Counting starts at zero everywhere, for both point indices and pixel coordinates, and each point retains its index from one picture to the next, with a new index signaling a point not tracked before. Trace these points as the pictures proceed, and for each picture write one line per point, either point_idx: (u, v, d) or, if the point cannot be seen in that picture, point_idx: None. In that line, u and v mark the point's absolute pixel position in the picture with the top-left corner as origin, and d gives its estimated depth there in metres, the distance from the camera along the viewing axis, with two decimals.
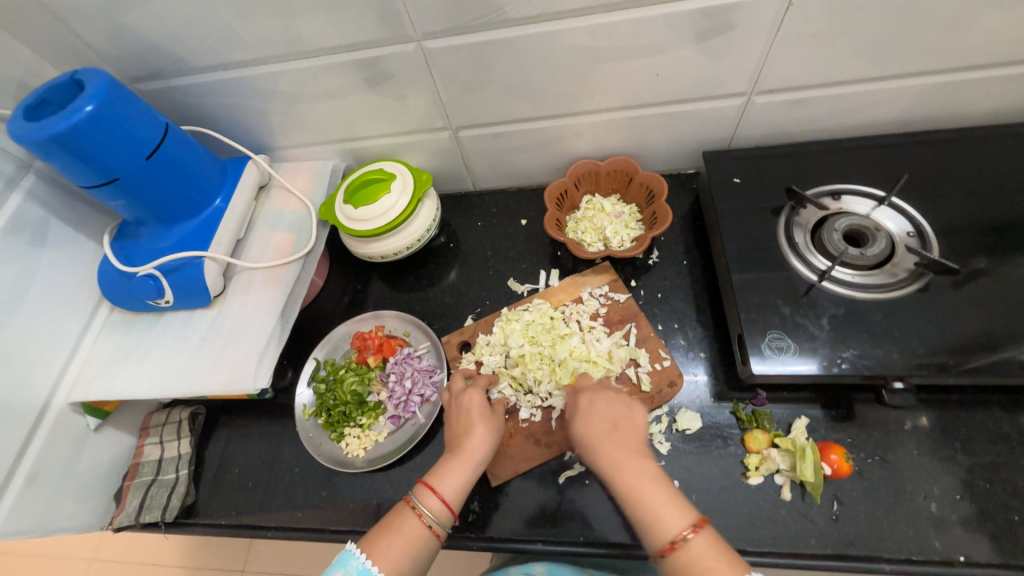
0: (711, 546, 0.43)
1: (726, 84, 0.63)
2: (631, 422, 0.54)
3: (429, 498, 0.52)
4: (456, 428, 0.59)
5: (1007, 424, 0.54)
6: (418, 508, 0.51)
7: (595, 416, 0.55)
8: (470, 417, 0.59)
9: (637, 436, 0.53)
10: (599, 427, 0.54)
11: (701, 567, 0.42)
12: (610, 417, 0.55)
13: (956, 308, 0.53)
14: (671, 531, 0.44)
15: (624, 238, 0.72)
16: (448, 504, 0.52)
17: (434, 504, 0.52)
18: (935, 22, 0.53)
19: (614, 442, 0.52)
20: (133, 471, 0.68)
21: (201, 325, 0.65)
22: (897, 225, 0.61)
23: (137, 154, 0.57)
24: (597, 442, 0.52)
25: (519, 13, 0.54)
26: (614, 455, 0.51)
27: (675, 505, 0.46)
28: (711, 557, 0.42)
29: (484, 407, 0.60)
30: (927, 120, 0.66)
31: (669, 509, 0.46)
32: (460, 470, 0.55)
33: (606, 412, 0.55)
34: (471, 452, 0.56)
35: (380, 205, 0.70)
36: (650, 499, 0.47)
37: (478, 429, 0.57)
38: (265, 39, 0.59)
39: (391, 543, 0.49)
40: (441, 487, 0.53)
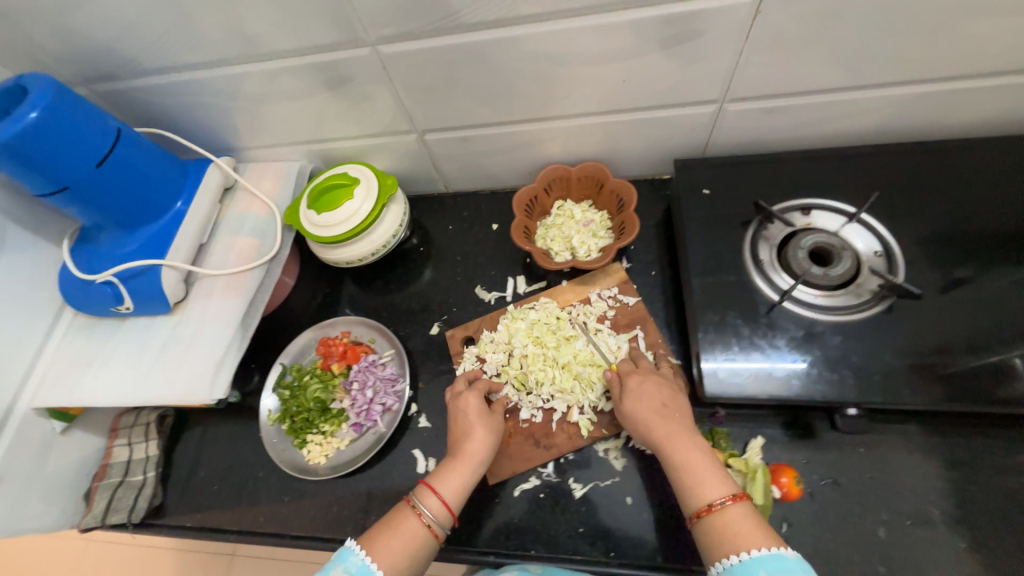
0: (748, 516, 0.45)
1: (696, 92, 0.60)
2: (678, 403, 0.56)
3: (429, 499, 0.53)
4: (454, 431, 0.59)
5: (960, 449, 0.53)
6: (418, 507, 0.52)
7: (645, 398, 0.56)
8: (468, 420, 0.59)
9: (687, 418, 0.55)
10: (652, 406, 0.55)
11: (733, 532, 0.44)
12: (662, 398, 0.56)
13: (915, 332, 0.52)
14: (709, 497, 0.47)
15: (591, 247, 0.71)
16: (448, 506, 0.53)
17: (434, 504, 0.53)
18: (913, 31, 0.50)
19: (665, 418, 0.54)
20: (101, 472, 0.70)
21: (161, 332, 0.65)
22: (865, 244, 0.59)
23: (86, 161, 0.56)
24: (648, 418, 0.54)
25: (475, 17, 0.52)
26: (663, 430, 0.53)
27: (716, 477, 0.48)
28: (745, 526, 0.45)
29: (483, 410, 0.60)
30: (907, 130, 0.63)
31: (710, 480, 0.48)
32: (461, 470, 0.55)
33: (656, 394, 0.56)
34: (471, 454, 0.56)
35: (343, 210, 0.69)
36: (693, 471, 0.49)
37: (476, 432, 0.58)
38: (216, 42, 0.57)
39: (392, 539, 0.50)
40: (442, 489, 0.54)
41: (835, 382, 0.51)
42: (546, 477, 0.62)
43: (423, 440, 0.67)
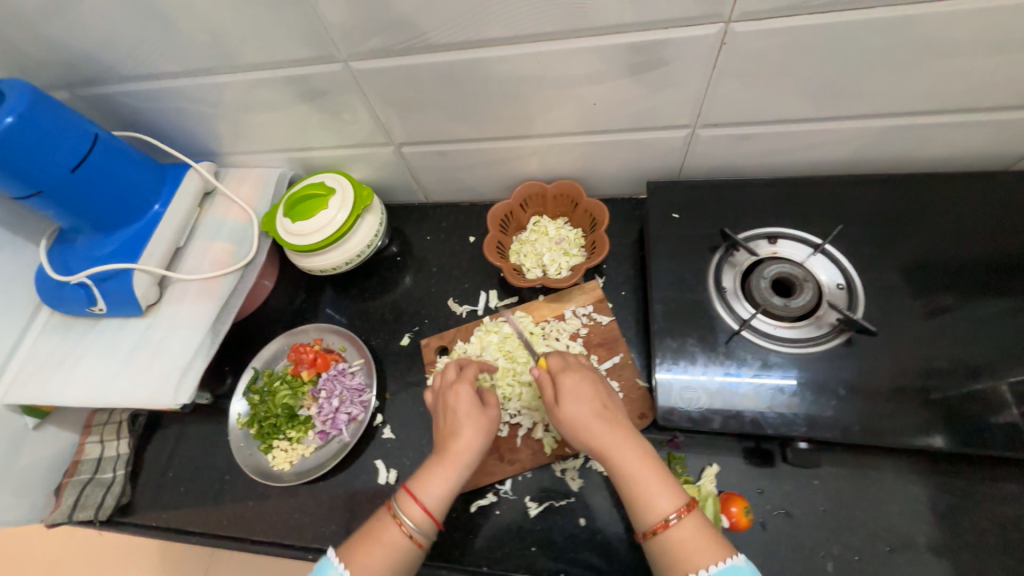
0: (699, 527, 0.45)
1: (668, 117, 0.60)
2: (614, 405, 0.54)
3: (409, 508, 0.50)
4: (441, 428, 0.55)
5: (914, 485, 0.53)
6: (399, 517, 0.49)
7: (584, 400, 0.53)
8: (456, 417, 0.55)
9: (625, 419, 0.53)
10: (592, 408, 0.52)
11: (686, 548, 0.44)
12: (600, 398, 0.53)
13: (871, 368, 0.52)
14: (660, 512, 0.46)
15: (562, 265, 0.71)
16: (431, 512, 0.50)
17: (416, 513, 0.49)
18: (880, 66, 0.50)
19: (607, 423, 0.51)
20: (72, 469, 0.71)
21: (133, 334, 0.66)
22: (829, 276, 0.59)
23: (62, 166, 0.57)
24: (589, 422, 0.51)
25: (444, 38, 0.52)
26: (607, 437, 0.50)
27: (665, 487, 0.47)
28: (698, 540, 0.44)
29: (473, 404, 0.56)
30: (880, 161, 0.63)
31: (659, 493, 0.46)
32: (445, 473, 0.52)
33: (592, 394, 0.54)
34: (457, 455, 0.52)
35: (317, 220, 0.69)
36: (641, 483, 0.47)
37: (464, 430, 0.54)
38: (192, 53, 0.58)
39: (374, 552, 0.47)
40: (423, 495, 0.50)
41: (789, 416, 0.51)
42: (503, 493, 0.62)
43: (387, 450, 0.67)
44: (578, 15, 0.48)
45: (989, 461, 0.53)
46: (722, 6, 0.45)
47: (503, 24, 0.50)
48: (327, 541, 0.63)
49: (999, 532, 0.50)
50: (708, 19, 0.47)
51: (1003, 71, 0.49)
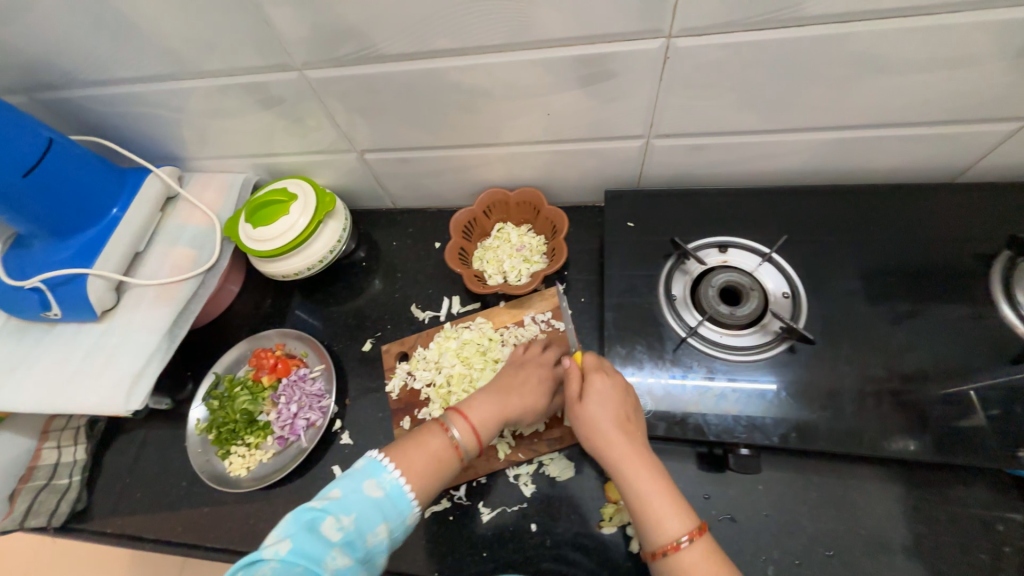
0: (709, 554, 0.42)
1: (620, 128, 0.61)
2: (636, 415, 0.51)
3: (461, 422, 0.52)
4: (507, 373, 0.59)
5: (854, 491, 0.54)
6: (449, 428, 0.51)
7: (609, 404, 0.50)
8: (520, 369, 0.59)
9: (642, 432, 0.50)
10: (615, 416, 0.50)
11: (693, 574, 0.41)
12: (623, 407, 0.51)
13: (811, 375, 0.54)
14: (670, 530, 0.43)
15: (522, 272, 0.72)
16: (478, 432, 0.52)
17: (464, 428, 0.52)
18: (819, 81, 0.51)
19: (623, 435, 0.48)
20: (27, 475, 0.70)
21: (88, 339, 0.66)
22: (776, 285, 0.60)
23: (13, 171, 0.57)
24: (606, 432, 0.49)
25: (395, 48, 0.53)
26: (623, 448, 0.48)
27: (677, 508, 0.44)
28: (708, 566, 0.41)
29: (544, 375, 0.59)
30: (829, 173, 0.65)
31: (670, 512, 0.44)
32: (493, 404, 0.55)
33: (618, 400, 0.51)
34: (513, 397, 0.56)
35: (278, 226, 0.69)
36: (652, 501, 0.45)
37: (524, 383, 0.58)
38: (147, 59, 0.58)
39: (419, 456, 0.49)
40: (473, 414, 0.53)
41: (731, 423, 0.52)
42: (457, 499, 0.62)
43: (344, 456, 0.67)
44: (523, 28, 0.49)
45: (928, 467, 0.54)
46: (662, 21, 0.46)
47: (451, 36, 0.50)
48: None
49: (931, 535, 0.51)
50: (650, 34, 0.48)
51: (935, 87, 0.50)
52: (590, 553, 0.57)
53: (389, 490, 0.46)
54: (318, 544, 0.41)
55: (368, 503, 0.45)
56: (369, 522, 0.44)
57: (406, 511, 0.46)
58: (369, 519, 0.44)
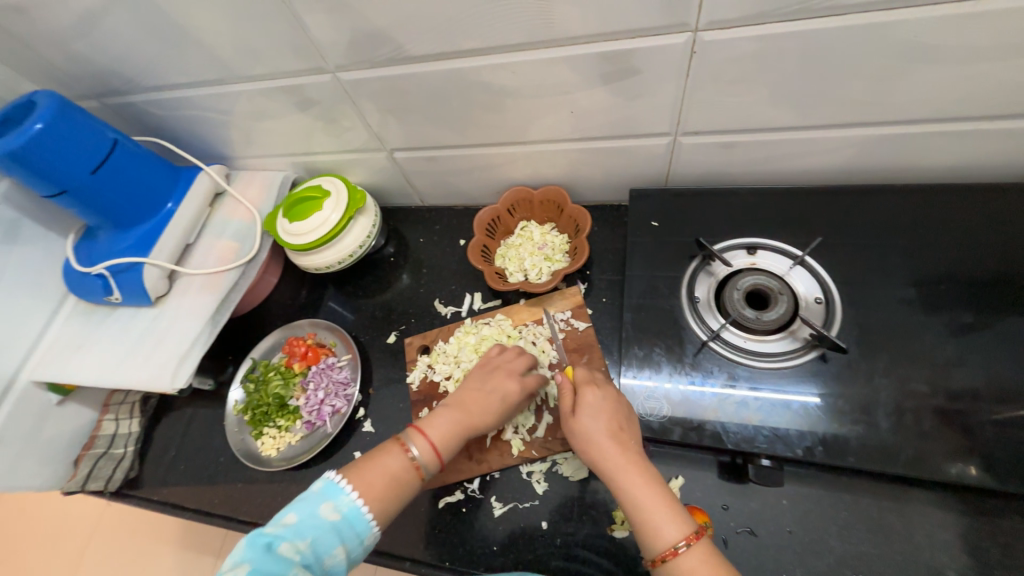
0: (708, 558, 0.41)
1: (647, 125, 0.60)
2: (632, 424, 0.51)
3: (419, 440, 0.53)
4: (470, 383, 0.60)
5: (892, 514, 0.50)
6: (407, 447, 0.52)
7: (602, 417, 0.50)
8: (481, 382, 0.59)
9: (639, 443, 0.49)
10: (608, 427, 0.49)
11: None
12: (618, 418, 0.50)
13: (843, 387, 0.50)
14: (667, 539, 0.42)
15: (543, 270, 0.72)
16: (436, 449, 0.53)
17: (422, 446, 0.53)
18: (861, 74, 0.48)
19: (618, 445, 0.48)
20: (89, 443, 0.78)
21: (143, 322, 0.72)
22: (808, 289, 0.57)
23: (82, 168, 0.63)
24: (601, 442, 0.49)
25: (421, 50, 0.55)
26: (619, 459, 0.47)
27: (673, 514, 0.44)
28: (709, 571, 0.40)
29: (507, 383, 0.59)
30: (874, 172, 0.60)
31: (666, 519, 0.43)
32: (453, 420, 0.56)
33: (612, 412, 0.50)
34: (473, 413, 0.57)
35: (311, 221, 0.73)
36: (647, 507, 0.44)
37: (485, 395, 0.58)
38: (197, 65, 0.63)
39: (377, 478, 0.50)
40: (432, 432, 0.54)
41: (752, 432, 0.50)
42: (470, 491, 0.63)
43: (365, 443, 0.70)
44: (545, 27, 0.49)
45: (978, 492, 0.49)
46: (688, 16, 0.45)
47: (475, 36, 0.51)
48: None
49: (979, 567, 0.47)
50: (676, 28, 0.47)
51: (994, 79, 0.46)
52: (600, 554, 0.56)
53: (345, 512, 0.48)
54: (276, 567, 0.42)
55: (324, 526, 0.47)
56: (326, 544, 0.46)
57: (363, 533, 0.48)
58: (326, 542, 0.46)
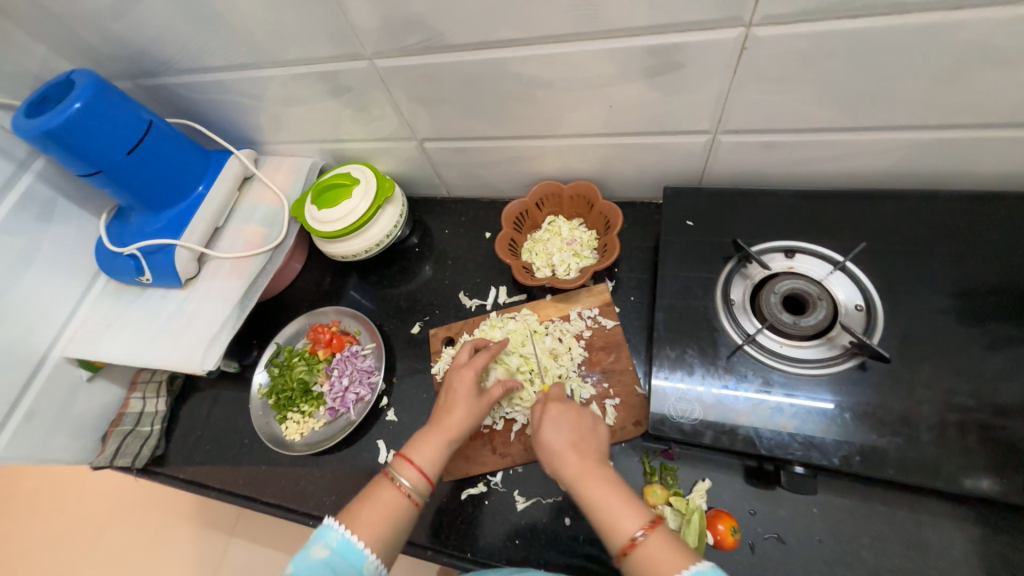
0: (666, 541, 0.43)
1: (687, 122, 0.59)
2: (594, 433, 0.54)
3: (406, 469, 0.55)
4: (442, 401, 0.61)
5: (926, 528, 0.49)
6: (393, 477, 0.54)
7: (565, 428, 0.54)
8: (455, 396, 0.60)
9: (599, 449, 0.53)
10: (567, 438, 0.53)
11: (655, 563, 0.42)
12: (577, 429, 0.54)
13: (882, 398, 0.49)
14: (627, 530, 0.44)
15: (571, 266, 0.71)
16: (425, 472, 0.55)
17: (411, 474, 0.54)
18: (919, 75, 0.46)
19: (578, 452, 0.51)
20: (117, 420, 0.79)
21: (172, 304, 0.73)
22: (848, 296, 0.56)
23: (119, 149, 0.63)
24: (561, 451, 0.52)
25: (461, 39, 0.54)
26: (578, 463, 0.50)
27: (630, 506, 0.46)
28: (667, 553, 0.42)
29: (472, 389, 0.60)
30: (921, 177, 0.58)
31: (624, 511, 0.45)
32: (437, 443, 0.57)
33: (574, 423, 0.54)
34: (451, 427, 0.58)
35: (340, 209, 0.73)
36: (605, 504, 0.47)
37: (459, 409, 0.59)
38: (232, 48, 0.62)
39: (371, 510, 0.52)
40: (418, 458, 0.56)
41: (787, 439, 0.49)
42: (493, 484, 0.63)
43: (388, 432, 0.71)
44: (591, 18, 0.48)
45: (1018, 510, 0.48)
46: (742, 10, 0.44)
47: (517, 26, 0.50)
48: (328, 509, 0.67)
49: None
50: (729, 22, 0.45)
51: None
52: None
53: (336, 545, 0.49)
54: None
55: (316, 566, 0.47)
56: None
57: (358, 563, 0.48)
58: None
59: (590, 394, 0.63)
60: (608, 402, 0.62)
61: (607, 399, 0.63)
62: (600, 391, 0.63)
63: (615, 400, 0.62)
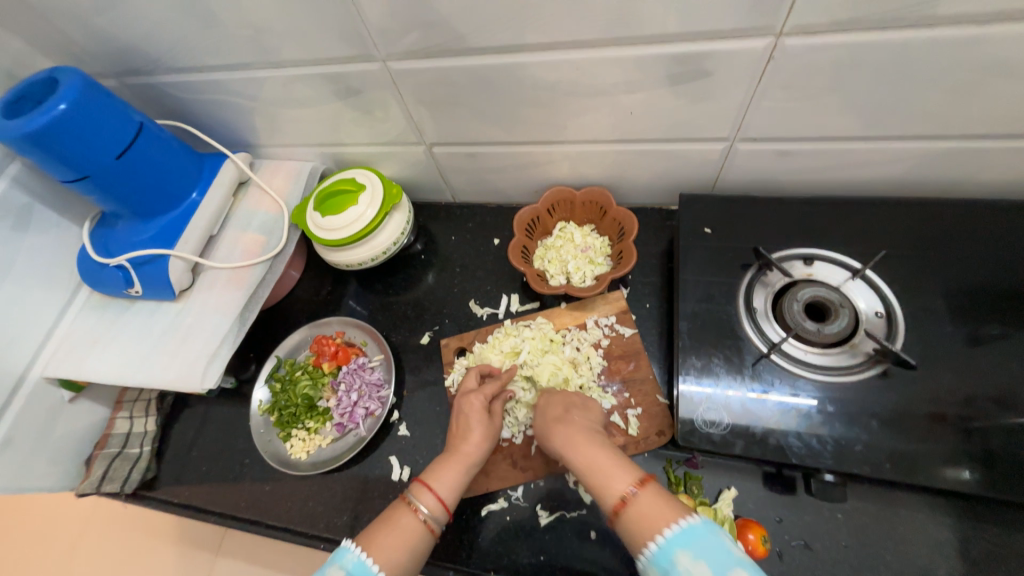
0: (659, 495, 0.44)
1: (706, 129, 0.58)
2: (586, 408, 0.58)
3: (425, 496, 0.53)
4: (454, 431, 0.60)
5: (947, 529, 0.51)
6: (412, 502, 0.52)
7: (555, 406, 0.58)
8: (467, 423, 0.59)
9: (591, 420, 0.56)
10: (555, 412, 0.57)
11: (650, 513, 0.42)
12: (566, 405, 0.58)
13: (903, 404, 0.51)
14: (620, 486, 0.45)
15: (586, 274, 0.70)
16: (444, 500, 0.53)
17: (430, 501, 0.53)
18: (939, 87, 0.47)
19: (566, 422, 0.54)
20: (103, 442, 0.74)
21: (166, 317, 0.69)
22: (867, 303, 0.57)
23: (107, 153, 0.58)
24: (551, 424, 0.55)
25: (482, 42, 0.52)
26: (568, 433, 0.52)
27: (620, 465, 0.47)
28: (658, 506, 0.42)
29: (484, 415, 0.59)
30: (929, 185, 0.60)
31: (615, 469, 0.47)
32: (457, 470, 0.56)
33: (563, 401, 0.59)
34: (468, 454, 0.57)
35: (346, 216, 0.70)
36: (594, 468, 0.48)
37: (474, 435, 0.58)
38: (234, 48, 0.59)
39: (389, 536, 0.50)
40: (437, 485, 0.54)
41: (818, 447, 0.50)
42: (514, 499, 0.62)
43: (401, 447, 0.68)
44: (620, 24, 0.47)
45: None
46: (773, 19, 0.44)
47: (544, 30, 0.49)
48: (339, 532, 0.64)
49: None
50: (759, 32, 0.45)
51: None
52: None
53: (351, 567, 0.46)
54: None
55: None
56: None
57: None
58: None
59: (611, 404, 0.63)
60: (630, 412, 0.62)
61: (629, 409, 0.62)
62: (621, 400, 0.63)
63: (637, 410, 0.62)
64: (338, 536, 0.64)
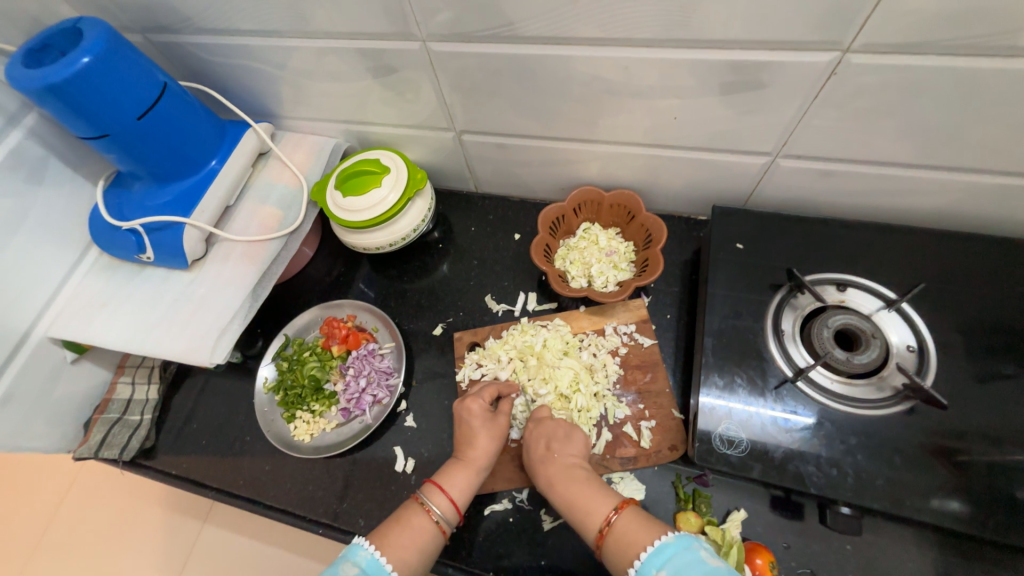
0: (636, 520, 0.47)
1: (749, 142, 0.57)
2: (568, 439, 0.56)
3: (438, 497, 0.53)
4: (457, 435, 0.59)
5: (956, 571, 0.50)
6: (424, 503, 0.52)
7: (537, 440, 0.57)
8: (471, 427, 0.58)
9: (576, 452, 0.55)
10: (538, 450, 0.56)
11: (626, 541, 0.45)
12: (548, 438, 0.57)
13: (925, 442, 0.50)
14: (600, 520, 0.48)
15: (609, 279, 0.69)
16: (456, 504, 0.53)
17: (443, 503, 0.53)
18: (1004, 121, 0.45)
19: (550, 461, 0.55)
20: (102, 406, 0.73)
21: (176, 286, 0.67)
22: (899, 336, 0.56)
23: (130, 113, 0.56)
24: (534, 463, 0.56)
25: (531, 31, 0.50)
26: (552, 470, 0.54)
27: (599, 498, 0.50)
28: (636, 530, 0.46)
29: (485, 416, 0.59)
30: (972, 219, 0.58)
31: (595, 504, 0.49)
32: (467, 473, 0.55)
33: (546, 433, 0.58)
34: (475, 461, 0.56)
35: (368, 198, 0.68)
36: (576, 503, 0.50)
37: (480, 439, 0.57)
38: (268, 14, 0.56)
39: (402, 535, 0.49)
40: (450, 487, 0.54)
41: (834, 477, 0.50)
42: (518, 502, 0.61)
43: (406, 438, 0.67)
44: (681, 25, 0.44)
45: None
46: (843, 34, 0.41)
47: (599, 25, 0.47)
48: (338, 518, 0.64)
49: None
50: (825, 46, 0.43)
51: None
52: None
53: (365, 565, 0.46)
54: None
55: None
56: None
57: None
58: None
59: (624, 414, 0.62)
60: (643, 424, 0.61)
61: (642, 422, 0.61)
62: (635, 411, 0.62)
63: (651, 423, 0.61)
64: (336, 523, 0.64)
